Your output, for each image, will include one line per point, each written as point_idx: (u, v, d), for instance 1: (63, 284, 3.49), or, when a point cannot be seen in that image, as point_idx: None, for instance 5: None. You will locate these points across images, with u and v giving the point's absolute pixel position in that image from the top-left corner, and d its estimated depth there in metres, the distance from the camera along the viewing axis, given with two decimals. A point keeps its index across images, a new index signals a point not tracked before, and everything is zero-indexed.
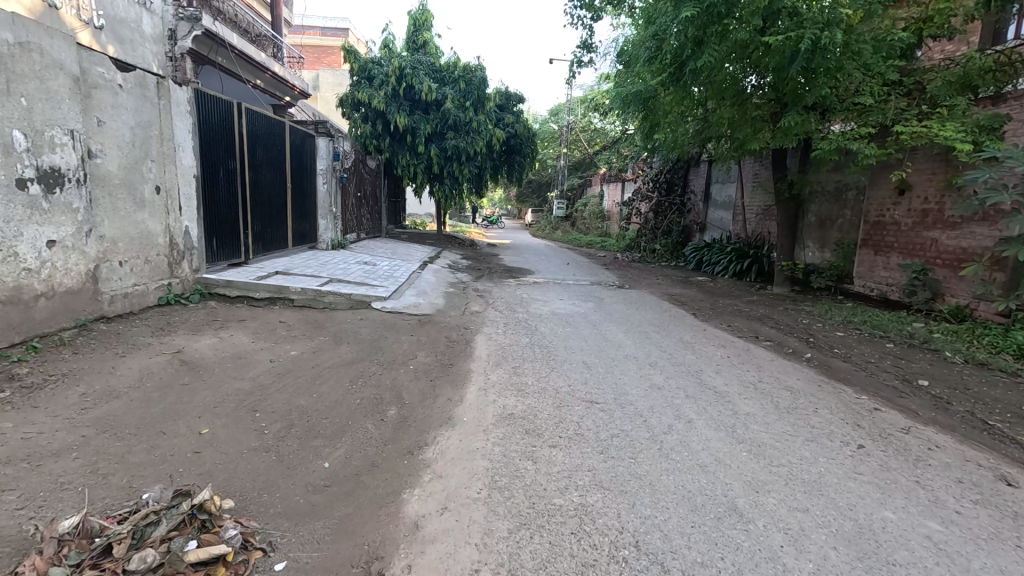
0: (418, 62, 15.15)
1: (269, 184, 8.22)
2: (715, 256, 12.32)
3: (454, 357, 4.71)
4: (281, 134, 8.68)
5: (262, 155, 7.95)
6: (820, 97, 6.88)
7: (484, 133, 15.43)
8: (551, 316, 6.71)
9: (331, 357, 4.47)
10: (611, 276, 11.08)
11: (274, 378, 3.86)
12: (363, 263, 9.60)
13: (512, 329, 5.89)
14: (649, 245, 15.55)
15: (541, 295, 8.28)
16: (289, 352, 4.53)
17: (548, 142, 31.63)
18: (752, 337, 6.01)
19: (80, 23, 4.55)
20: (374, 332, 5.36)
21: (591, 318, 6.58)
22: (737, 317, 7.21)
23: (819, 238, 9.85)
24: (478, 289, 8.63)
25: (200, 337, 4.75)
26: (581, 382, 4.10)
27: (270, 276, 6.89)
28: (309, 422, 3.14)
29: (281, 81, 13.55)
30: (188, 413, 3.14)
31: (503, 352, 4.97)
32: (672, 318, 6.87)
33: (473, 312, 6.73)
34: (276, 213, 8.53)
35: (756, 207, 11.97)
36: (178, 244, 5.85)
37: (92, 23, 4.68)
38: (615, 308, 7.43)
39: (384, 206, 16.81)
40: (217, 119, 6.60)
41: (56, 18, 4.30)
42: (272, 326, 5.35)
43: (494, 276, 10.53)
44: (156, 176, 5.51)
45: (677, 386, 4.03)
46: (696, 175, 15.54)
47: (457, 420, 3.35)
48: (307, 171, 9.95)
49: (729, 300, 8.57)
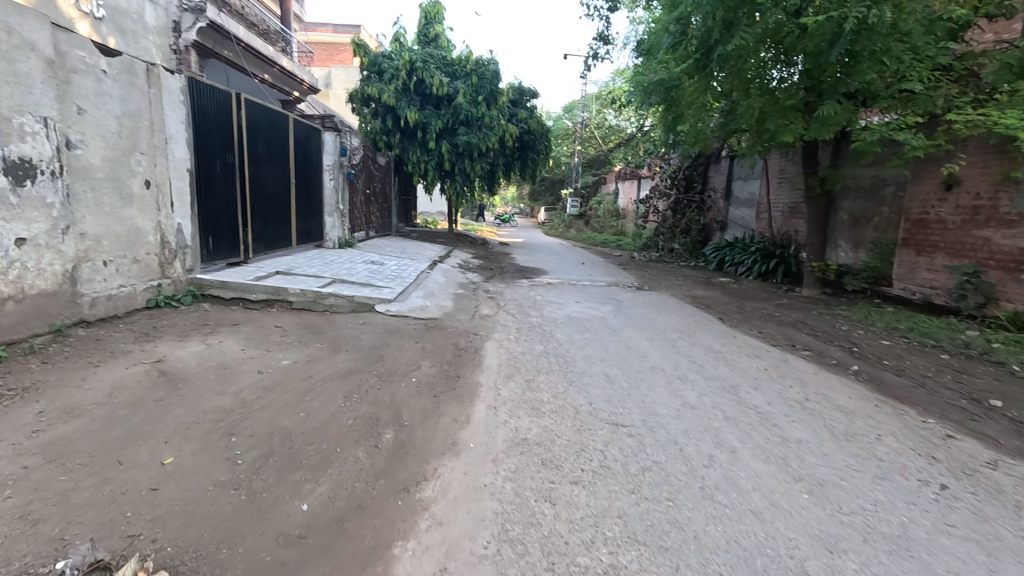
0: (429, 56, 14.77)
1: (270, 179, 7.85)
2: (738, 256, 11.72)
3: (461, 367, 4.28)
4: (285, 128, 8.34)
5: (264, 150, 7.60)
6: (863, 84, 6.30)
7: (497, 129, 14.97)
8: (567, 320, 6.23)
9: (326, 368, 4.06)
10: (628, 277, 10.56)
11: (260, 393, 3.46)
12: (370, 262, 9.22)
13: (525, 336, 5.44)
14: (667, 244, 14.98)
15: (556, 297, 7.80)
16: (281, 362, 4.13)
17: (561, 139, 31.08)
18: (788, 346, 5.48)
19: (78, 12, 4.41)
20: (376, 338, 4.94)
21: (611, 323, 6.10)
22: (768, 322, 6.66)
23: (852, 237, 9.22)
24: (489, 291, 8.18)
25: (187, 344, 4.37)
26: (603, 399, 3.63)
27: (269, 276, 6.51)
28: (292, 449, 2.71)
29: (290, 76, 13.25)
30: (155, 436, 2.74)
31: (516, 362, 4.52)
32: (698, 324, 6.36)
33: (484, 315, 6.28)
34: (279, 210, 8.18)
35: (781, 204, 11.36)
36: (170, 243, 5.49)
37: (91, 13, 4.53)
38: (636, 311, 6.94)
39: (394, 204, 16.43)
40: (214, 110, 6.25)
41: (52, 7, 4.18)
42: (267, 331, 4.96)
43: (506, 276, 10.09)
44: (146, 169, 5.16)
45: (713, 405, 3.54)
46: (716, 171, 14.94)
47: (463, 447, 2.90)
48: (313, 166, 9.60)
49: (757, 303, 8.00)
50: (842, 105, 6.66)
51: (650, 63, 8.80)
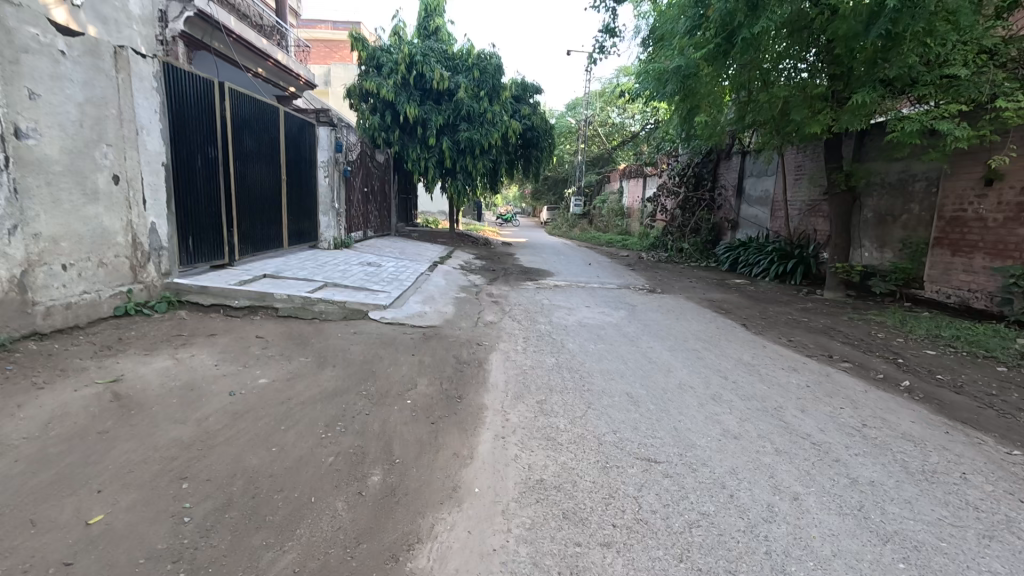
0: (430, 50, 14.26)
1: (259, 175, 7.33)
2: (753, 256, 11.18)
3: (464, 386, 3.75)
4: (276, 122, 7.85)
5: (252, 144, 7.11)
6: (903, 68, 5.75)
7: (500, 125, 14.46)
8: (579, 328, 5.71)
9: (311, 387, 3.55)
10: (639, 279, 10.03)
11: (228, 421, 2.94)
12: (366, 264, 8.72)
13: (534, 346, 4.91)
14: (677, 244, 14.44)
15: (565, 302, 7.28)
16: (258, 380, 3.62)
17: (565, 136, 30.56)
18: (825, 357, 4.95)
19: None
20: (368, 351, 4.41)
21: (627, 331, 5.58)
22: (797, 330, 6.13)
23: (878, 236, 8.69)
24: (493, 294, 7.67)
25: (153, 359, 3.85)
26: (630, 427, 3.11)
27: (255, 280, 6.00)
28: (254, 500, 2.20)
29: (285, 70, 12.76)
30: (85, 484, 2.22)
31: (525, 378, 4.00)
32: (721, 331, 5.84)
33: (488, 322, 5.76)
34: (269, 209, 7.67)
35: (799, 201, 10.83)
36: (142, 244, 4.98)
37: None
38: (652, 317, 6.42)
39: (393, 203, 15.92)
40: (194, 98, 5.75)
41: None
42: (247, 343, 4.45)
43: (510, 278, 9.58)
44: (113, 163, 4.65)
45: (760, 435, 3.02)
46: (727, 168, 14.38)
47: (465, 494, 2.38)
48: (307, 163, 9.11)
49: (780, 307, 7.47)
50: (875, 93, 6.14)
51: (665, 51, 8.04)
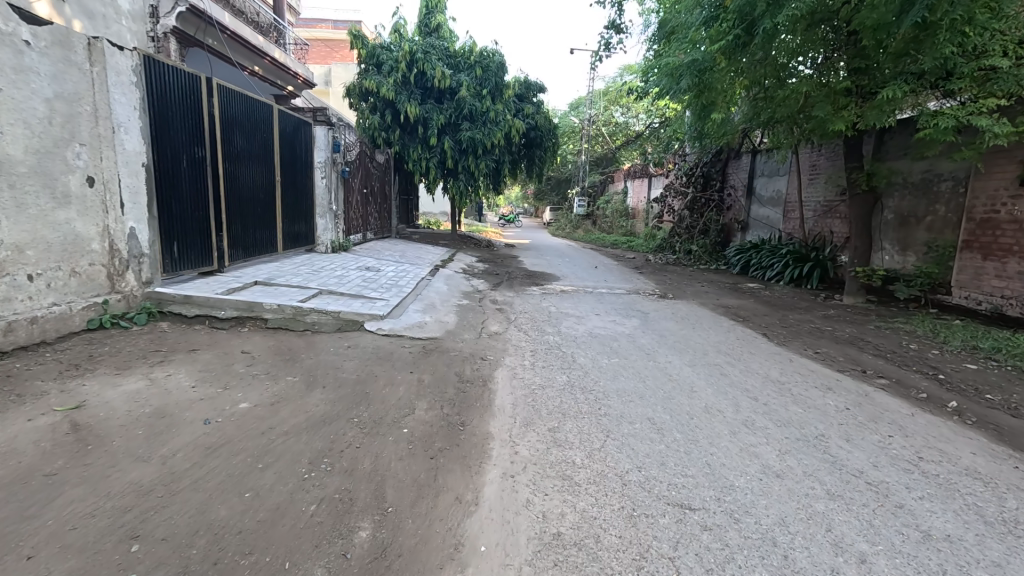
0: (430, 47, 13.88)
1: (251, 176, 6.98)
2: (766, 259, 10.78)
3: (467, 411, 3.38)
4: (270, 120, 7.50)
5: (243, 144, 6.76)
6: (938, 59, 5.35)
7: (503, 124, 14.09)
8: (589, 339, 5.33)
9: (297, 413, 3.18)
10: (649, 283, 9.65)
11: (199, 459, 2.57)
12: (364, 269, 8.36)
13: (543, 361, 4.54)
14: (685, 246, 14.05)
15: (573, 309, 6.91)
16: (239, 405, 3.25)
17: (568, 136, 30.22)
18: (859, 373, 4.56)
19: None
20: (362, 368, 4.04)
21: (642, 343, 5.20)
22: (822, 340, 5.74)
23: (899, 239, 8.29)
24: (497, 301, 7.30)
25: (124, 380, 3.48)
26: (656, 464, 2.73)
27: (244, 288, 5.64)
28: (216, 568, 1.83)
29: (281, 68, 12.43)
30: (14, 548, 1.86)
31: (534, 400, 3.63)
32: (742, 342, 5.46)
33: (493, 333, 5.39)
34: (262, 212, 7.33)
35: (813, 202, 10.45)
36: (121, 251, 4.62)
37: None
38: (666, 326, 6.05)
39: (394, 204, 15.58)
40: (178, 94, 5.40)
41: None
42: (231, 359, 4.07)
43: (515, 283, 9.23)
44: (87, 164, 4.30)
45: (807, 474, 2.63)
46: (736, 168, 13.99)
47: (469, 555, 2.01)
48: (303, 164, 8.75)
49: (800, 315, 7.08)
50: (903, 88, 5.77)
51: (678, 44, 7.58)
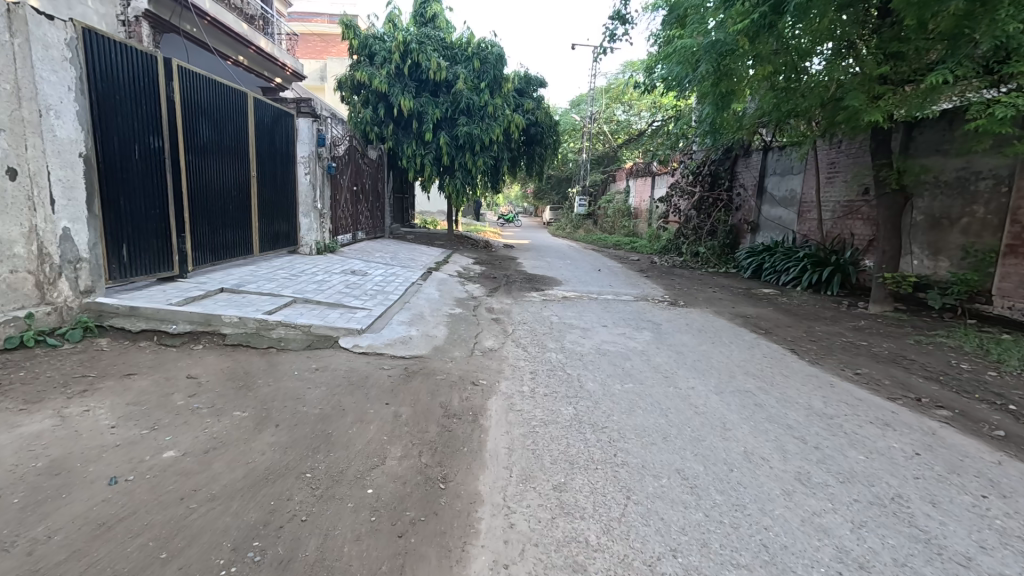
0: (425, 37, 13.18)
1: (221, 170, 6.30)
2: (780, 263, 10.12)
3: (453, 462, 2.71)
4: (243, 109, 6.82)
5: (212, 135, 6.10)
6: (996, 38, 4.70)
7: (502, 119, 13.41)
8: (598, 357, 4.66)
9: (233, 468, 2.50)
10: (656, 288, 9.01)
11: (77, 548, 1.89)
12: (349, 273, 7.68)
13: (545, 386, 3.87)
14: (692, 248, 13.39)
15: (577, 318, 6.24)
16: (161, 454, 2.57)
17: (569, 134, 29.63)
18: (914, 401, 3.90)
19: None
20: (328, 400, 3.37)
21: (657, 363, 4.53)
22: (860, 358, 5.08)
23: (930, 242, 7.64)
24: (493, 309, 6.63)
25: (26, 418, 2.81)
26: (696, 545, 2.07)
27: (205, 298, 4.96)
28: None
29: (269, 58, 11.79)
30: None
31: (535, 443, 2.96)
32: (771, 361, 4.80)
33: (487, 350, 4.72)
34: (234, 211, 6.65)
35: (831, 202, 9.81)
36: (51, 255, 3.96)
37: None
38: (682, 341, 5.39)
39: (387, 203, 14.91)
40: (129, 76, 4.74)
41: None
42: (170, 386, 3.39)
43: (514, 287, 8.59)
44: (9, 152, 3.65)
45: (899, 565, 1.97)
46: (745, 166, 13.34)
47: None
48: (283, 158, 8.07)
49: (828, 326, 6.41)
50: (952, 74, 5.11)
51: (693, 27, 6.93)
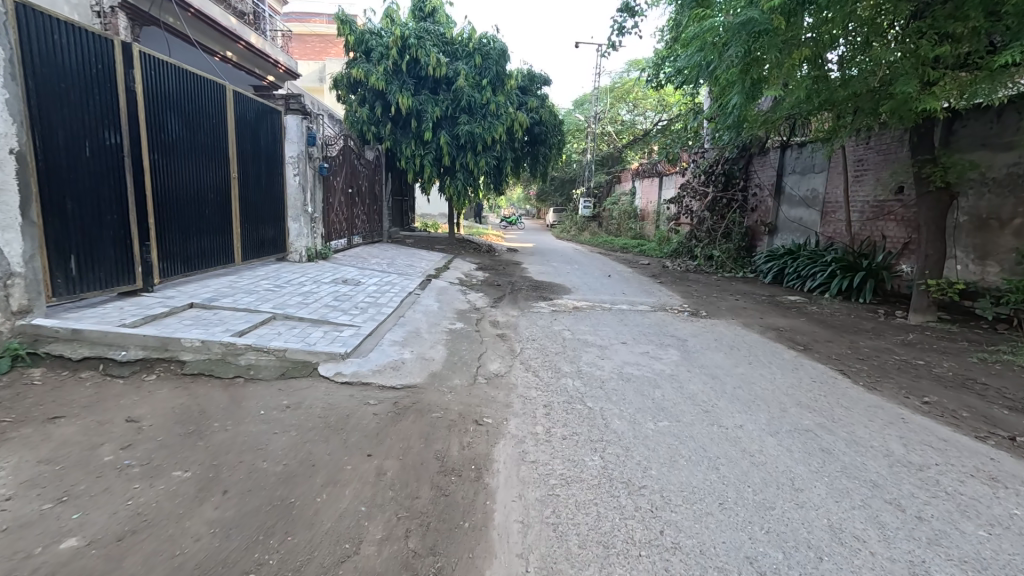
0: (424, 32, 12.57)
1: (194, 170, 5.66)
2: (805, 267, 9.45)
3: (450, 549, 2.04)
4: (221, 103, 6.18)
5: (183, 132, 5.48)
6: None
7: (505, 117, 12.78)
8: (621, 384, 3.99)
9: (150, 568, 1.83)
10: (674, 296, 8.35)
11: None
12: (340, 283, 7.04)
13: (562, 426, 3.21)
14: (706, 251, 12.72)
15: (592, 333, 5.57)
16: (55, 547, 1.90)
17: (573, 134, 29.05)
18: (1010, 441, 3.22)
19: None
20: (297, 450, 2.71)
21: (693, 392, 3.85)
22: (922, 381, 4.40)
23: (977, 245, 6.96)
24: (498, 323, 5.97)
25: None
26: None
27: (166, 318, 4.32)
28: None
29: (260, 54, 11.18)
30: None
31: (556, 515, 2.30)
32: (823, 386, 4.13)
33: (493, 376, 4.06)
34: (211, 216, 6.01)
35: (859, 202, 9.15)
36: None
37: None
38: (715, 361, 4.73)
39: (385, 206, 14.29)
40: (77, 62, 4.12)
41: None
42: (102, 434, 2.74)
43: (520, 295, 7.95)
44: None
45: None
46: (761, 165, 12.70)
47: None
48: (269, 158, 7.44)
49: (873, 340, 5.72)
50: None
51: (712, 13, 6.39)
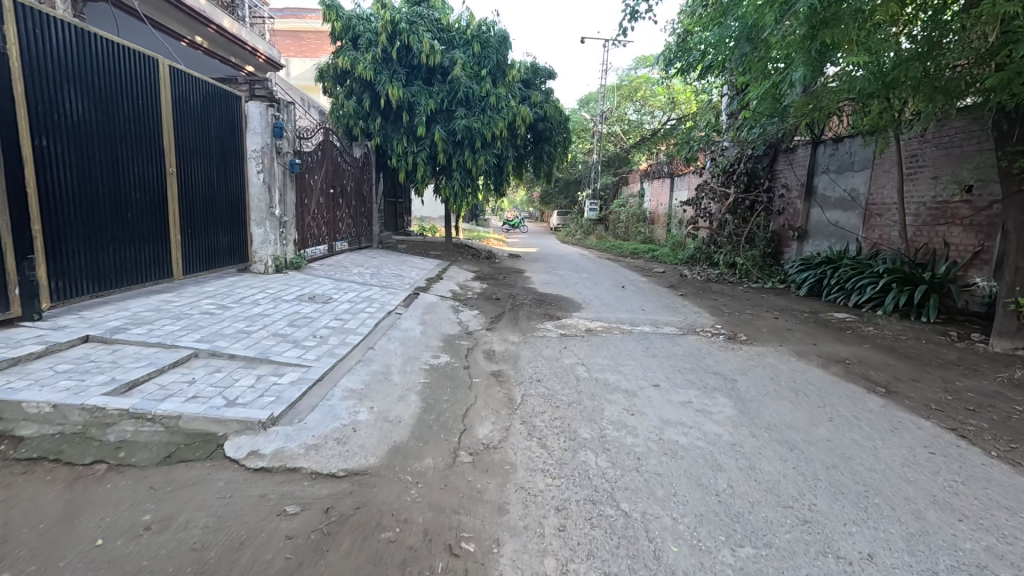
0: (418, 17, 11.37)
1: (108, 161, 4.49)
2: (848, 278, 8.23)
3: None
4: (151, 80, 5.00)
5: (92, 113, 4.32)
6: None
7: (506, 111, 11.63)
8: (666, 463, 2.77)
9: None
10: (700, 313, 7.16)
11: None
12: (306, 300, 5.86)
13: (586, 562, 1.99)
14: (729, 257, 11.50)
15: (613, 370, 4.35)
16: None
17: (578, 134, 27.85)
18: None
19: None
20: None
21: (773, 479, 2.63)
22: None
23: None
24: (494, 354, 4.75)
25: None
26: None
27: (32, 362, 3.13)
28: None
29: (235, 40, 10.03)
30: None
31: None
32: (950, 463, 2.91)
33: (481, 450, 2.84)
34: (137, 220, 4.85)
35: (912, 204, 7.95)
36: None
37: None
38: (784, 415, 3.52)
39: (376, 208, 13.17)
40: None
41: None
42: None
43: (522, 313, 6.74)
44: None
45: None
46: (788, 163, 11.51)
47: None
48: (224, 151, 6.27)
49: (971, 379, 4.48)
50: None
51: None
